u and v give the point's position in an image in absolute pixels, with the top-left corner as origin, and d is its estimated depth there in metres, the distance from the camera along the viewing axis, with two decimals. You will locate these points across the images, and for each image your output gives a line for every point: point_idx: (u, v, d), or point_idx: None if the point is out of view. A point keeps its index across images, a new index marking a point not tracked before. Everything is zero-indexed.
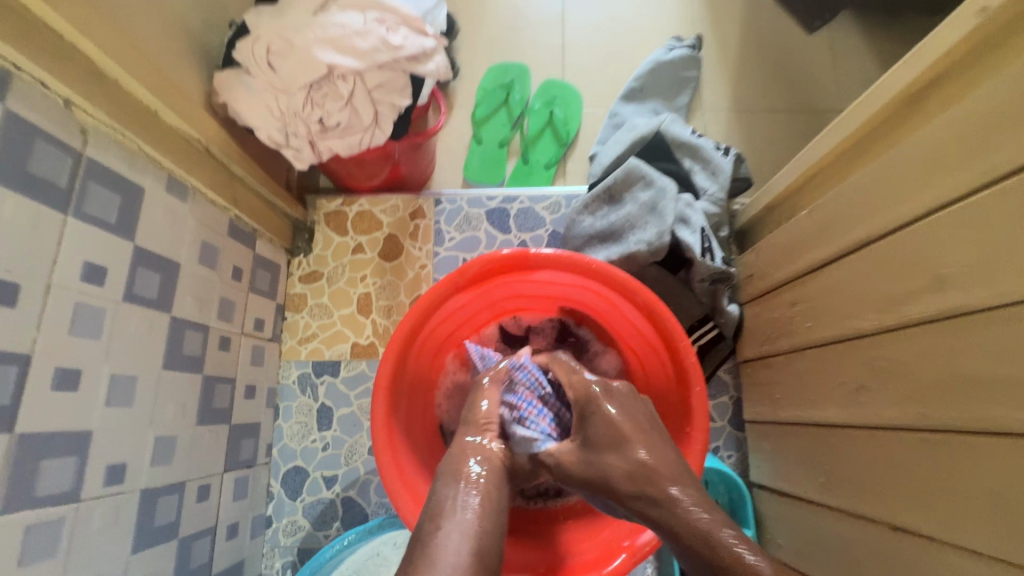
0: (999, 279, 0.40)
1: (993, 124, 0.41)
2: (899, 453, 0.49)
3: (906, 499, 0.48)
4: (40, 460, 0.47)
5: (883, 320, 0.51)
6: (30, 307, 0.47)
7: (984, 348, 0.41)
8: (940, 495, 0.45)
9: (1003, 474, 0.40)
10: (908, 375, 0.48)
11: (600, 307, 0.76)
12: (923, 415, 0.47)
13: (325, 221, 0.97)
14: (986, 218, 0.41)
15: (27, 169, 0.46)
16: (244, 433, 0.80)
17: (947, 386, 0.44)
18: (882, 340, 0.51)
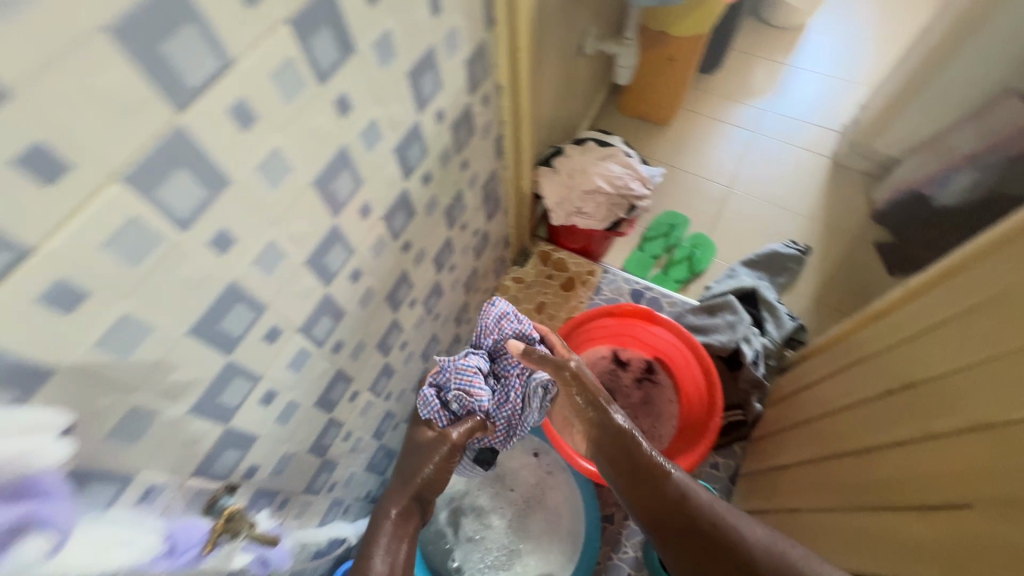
0: (851, 394, 0.92)
1: (871, 334, 0.96)
2: (801, 474, 0.98)
3: (796, 494, 0.96)
4: (437, 290, 1.11)
5: (817, 412, 1.02)
6: (465, 234, 1.13)
7: (838, 421, 0.92)
8: (806, 490, 0.93)
9: (826, 474, 0.89)
10: (815, 436, 0.98)
11: (678, 363, 1.30)
12: (814, 453, 0.96)
13: (539, 253, 1.63)
14: (857, 371, 0.94)
15: (490, 184, 1.15)
16: (458, 339, 1.42)
17: (824, 440, 0.95)
18: (813, 421, 1.02)
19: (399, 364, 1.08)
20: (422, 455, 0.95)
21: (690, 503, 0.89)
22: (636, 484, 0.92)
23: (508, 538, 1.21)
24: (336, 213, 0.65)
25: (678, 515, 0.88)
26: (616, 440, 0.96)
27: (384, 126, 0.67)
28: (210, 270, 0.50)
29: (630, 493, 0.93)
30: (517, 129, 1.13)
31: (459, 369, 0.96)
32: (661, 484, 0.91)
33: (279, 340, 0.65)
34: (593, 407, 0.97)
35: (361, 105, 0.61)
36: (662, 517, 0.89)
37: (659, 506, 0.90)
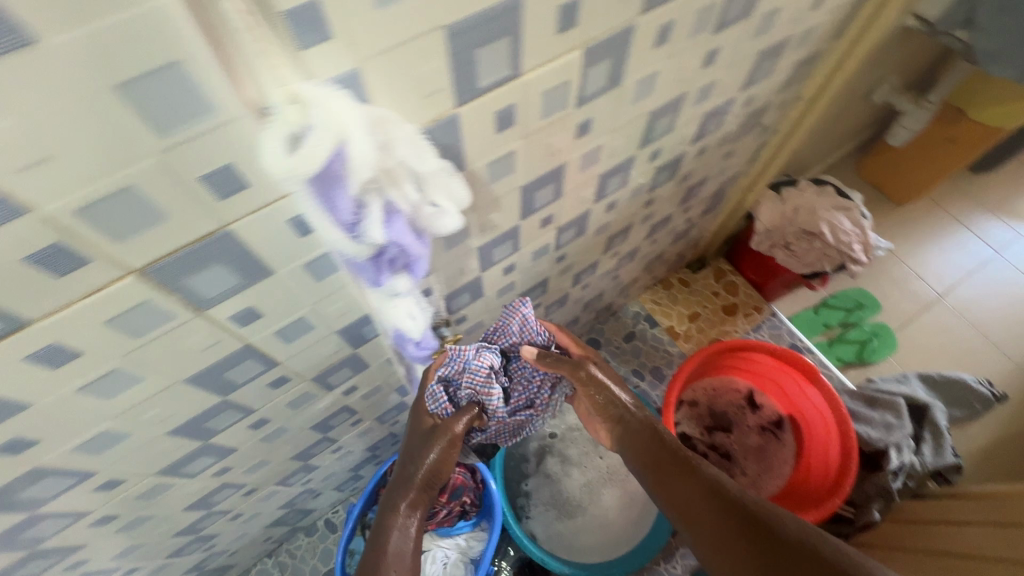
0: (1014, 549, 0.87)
1: None
2: None
3: None
4: (632, 254, 1.17)
5: (959, 549, 0.98)
6: (682, 217, 1.16)
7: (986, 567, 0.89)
8: None
9: None
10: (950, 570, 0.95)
11: (815, 434, 1.25)
12: None
13: (714, 268, 1.62)
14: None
15: (727, 183, 1.16)
16: (610, 306, 1.47)
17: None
18: (951, 556, 0.97)
19: (570, 300, 1.16)
20: (423, 446, 0.75)
21: (725, 491, 0.77)
22: (665, 478, 0.81)
23: (579, 491, 1.29)
24: (641, 146, 0.72)
25: (713, 504, 0.76)
26: (641, 430, 0.86)
27: (716, 92, 0.73)
28: (566, 144, 0.59)
29: (659, 486, 0.82)
30: (781, 144, 1.13)
31: (471, 363, 0.74)
32: (695, 475, 0.79)
33: (546, 226, 0.74)
34: (609, 400, 0.88)
35: (720, 66, 0.67)
36: (696, 506, 0.77)
37: (693, 498, 0.78)
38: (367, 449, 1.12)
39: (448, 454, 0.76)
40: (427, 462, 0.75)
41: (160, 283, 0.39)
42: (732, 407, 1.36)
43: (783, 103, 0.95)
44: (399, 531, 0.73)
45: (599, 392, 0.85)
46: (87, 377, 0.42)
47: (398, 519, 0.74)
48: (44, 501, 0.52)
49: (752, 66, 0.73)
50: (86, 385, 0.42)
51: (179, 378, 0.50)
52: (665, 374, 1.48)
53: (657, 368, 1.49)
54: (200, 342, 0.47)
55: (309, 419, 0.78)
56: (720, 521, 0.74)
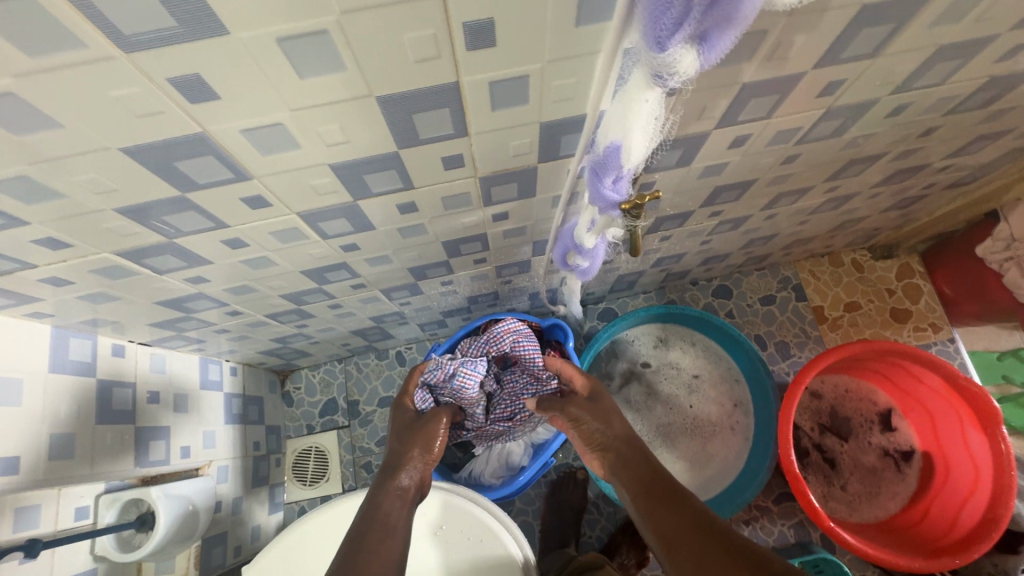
0: None
1: None
2: None
3: None
4: (843, 200, 0.95)
5: None
6: (930, 176, 0.91)
7: None
8: None
9: None
10: None
11: (955, 483, 1.03)
12: None
13: (901, 264, 1.34)
14: None
15: (1012, 154, 0.88)
16: (763, 259, 1.27)
17: None
18: None
19: (743, 227, 0.98)
20: (415, 435, 0.80)
21: (717, 526, 0.59)
22: (651, 508, 0.64)
23: (655, 429, 1.19)
24: (1018, 25, 0.50)
25: (698, 537, 0.58)
26: (629, 460, 0.72)
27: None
28: None
29: (640, 515, 0.65)
30: None
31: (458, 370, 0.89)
32: (680, 500, 0.63)
33: (821, 97, 0.56)
34: (592, 429, 0.77)
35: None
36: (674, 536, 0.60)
37: (678, 528, 0.60)
38: (469, 298, 1.06)
39: (435, 440, 0.79)
40: (418, 445, 0.78)
41: None
42: (858, 419, 1.18)
43: None
44: (396, 501, 0.71)
45: (583, 415, 0.78)
46: (297, 26, 0.33)
47: (394, 489, 0.73)
48: (196, 185, 0.47)
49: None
50: (292, 37, 0.33)
51: (377, 91, 0.40)
52: (791, 353, 1.29)
53: (784, 344, 1.30)
54: (417, 47, 0.36)
55: (447, 231, 0.70)
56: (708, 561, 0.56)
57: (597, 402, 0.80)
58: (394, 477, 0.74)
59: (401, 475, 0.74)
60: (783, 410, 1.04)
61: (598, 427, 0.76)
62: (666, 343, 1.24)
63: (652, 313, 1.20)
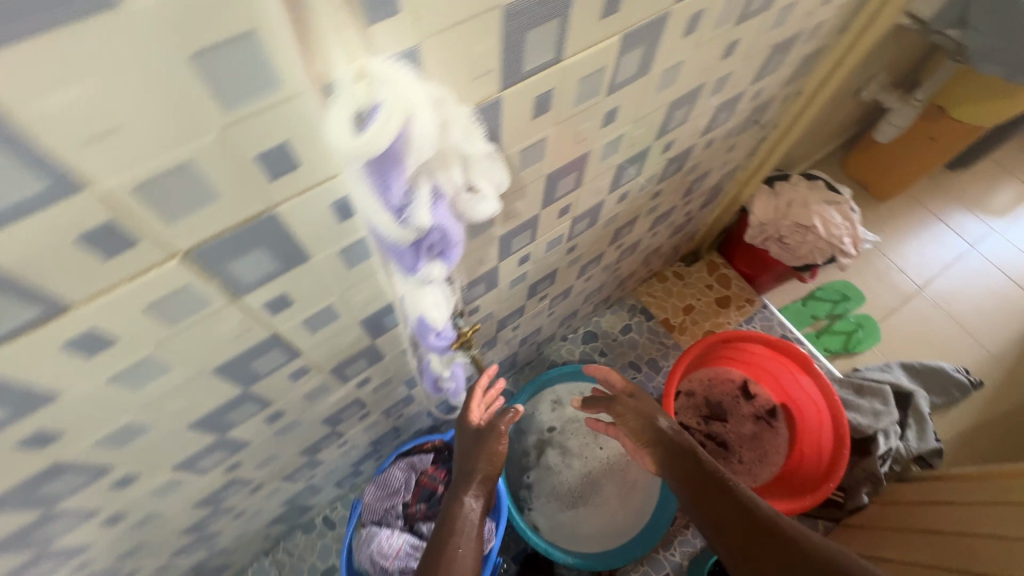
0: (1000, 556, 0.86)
1: None
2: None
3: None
4: (634, 247, 1.18)
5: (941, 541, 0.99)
6: (682, 209, 1.18)
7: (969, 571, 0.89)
8: None
9: None
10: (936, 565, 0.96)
11: (809, 420, 1.27)
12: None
13: (707, 261, 1.64)
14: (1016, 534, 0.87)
15: (725, 177, 1.18)
16: (607, 301, 1.49)
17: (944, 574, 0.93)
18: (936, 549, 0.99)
19: (573, 292, 1.16)
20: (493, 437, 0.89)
21: (760, 520, 0.80)
22: (704, 496, 0.85)
23: (581, 483, 1.29)
24: (658, 138, 0.73)
25: (746, 524, 0.80)
26: (678, 454, 0.91)
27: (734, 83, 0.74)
28: (591, 131, 0.59)
29: (687, 495, 0.87)
30: (778, 138, 1.15)
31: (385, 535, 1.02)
32: (730, 492, 0.84)
33: (562, 216, 0.74)
34: (646, 427, 0.96)
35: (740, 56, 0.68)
36: (715, 513, 0.84)
37: (728, 516, 0.82)
38: (371, 442, 1.10)
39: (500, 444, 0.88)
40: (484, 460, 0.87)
41: (202, 268, 0.37)
42: (727, 398, 1.39)
43: (785, 98, 0.97)
44: (465, 529, 0.83)
45: (628, 416, 0.97)
46: (120, 367, 0.40)
47: (464, 510, 0.85)
48: (59, 499, 0.50)
49: (768, 59, 0.74)
50: (117, 375, 0.41)
51: (207, 368, 0.48)
52: (661, 365, 1.51)
53: (652, 360, 1.51)
54: (229, 331, 0.46)
55: (322, 411, 0.77)
56: (764, 557, 0.76)
57: (640, 403, 1.00)
58: (468, 500, 0.85)
59: (471, 498, 0.85)
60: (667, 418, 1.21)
61: (643, 429, 0.96)
62: (569, 401, 1.35)
63: (539, 384, 1.33)
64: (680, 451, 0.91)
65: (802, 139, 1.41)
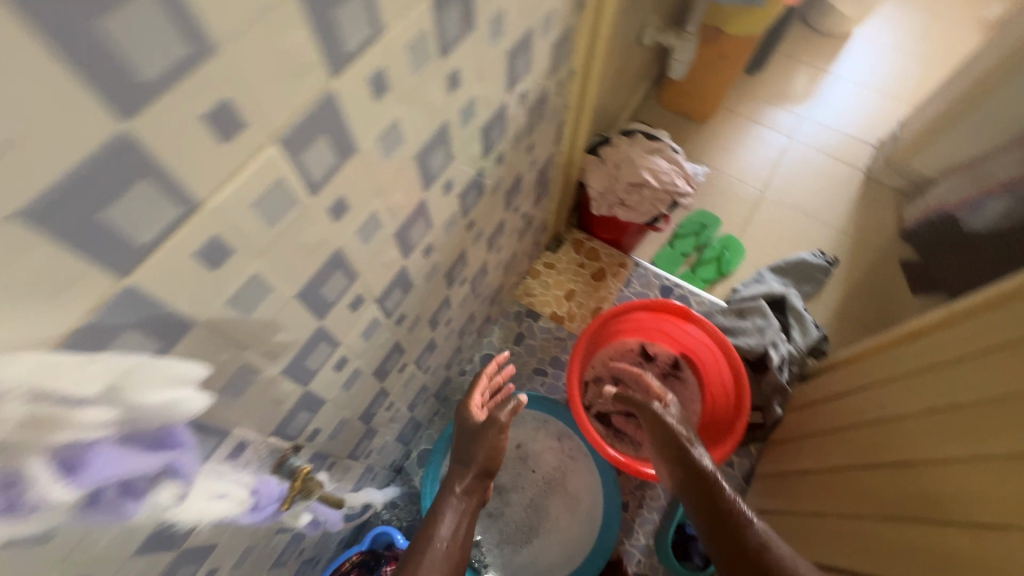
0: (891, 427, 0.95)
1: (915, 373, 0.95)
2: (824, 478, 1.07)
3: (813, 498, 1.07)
4: (482, 271, 1.12)
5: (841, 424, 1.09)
6: (514, 216, 1.13)
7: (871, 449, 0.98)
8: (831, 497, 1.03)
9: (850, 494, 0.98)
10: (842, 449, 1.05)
11: (707, 361, 1.32)
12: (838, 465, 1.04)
13: (572, 241, 1.63)
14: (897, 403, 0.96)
15: (543, 170, 1.15)
16: (489, 320, 1.44)
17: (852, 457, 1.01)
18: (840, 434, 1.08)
19: (441, 340, 1.09)
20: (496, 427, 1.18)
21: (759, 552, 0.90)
22: (718, 521, 0.96)
23: (527, 515, 1.24)
24: (427, 188, 0.66)
25: (746, 551, 0.91)
26: (703, 481, 1.02)
27: (483, 105, 0.68)
28: (325, 233, 0.50)
29: (703, 520, 0.99)
30: (577, 116, 1.13)
31: None
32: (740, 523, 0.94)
33: (360, 308, 0.65)
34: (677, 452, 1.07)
35: (469, 82, 0.62)
36: (724, 545, 0.94)
37: (730, 544, 0.93)
38: None
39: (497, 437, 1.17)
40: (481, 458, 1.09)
41: None
42: (633, 368, 1.40)
43: (560, 82, 0.93)
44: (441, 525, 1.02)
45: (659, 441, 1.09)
46: None
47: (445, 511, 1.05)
48: None
49: (506, 68, 0.69)
50: None
51: None
52: (564, 360, 1.48)
53: (554, 358, 1.49)
54: None
55: None
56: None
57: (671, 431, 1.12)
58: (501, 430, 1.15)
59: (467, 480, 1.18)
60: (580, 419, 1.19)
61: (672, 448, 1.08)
62: None
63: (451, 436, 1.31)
64: (705, 484, 1.01)
65: (607, 100, 1.41)
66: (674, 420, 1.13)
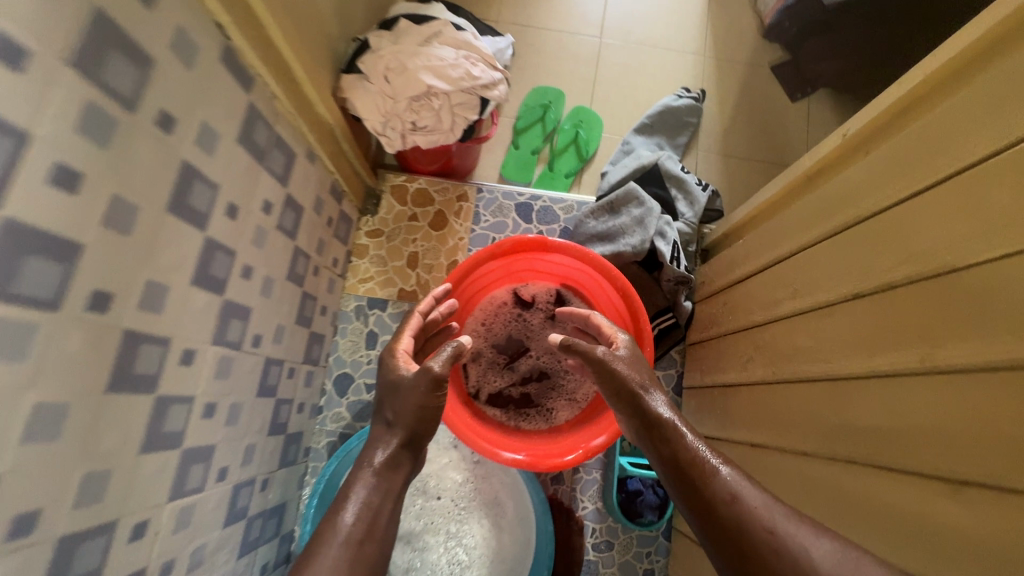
0: (819, 289, 0.73)
1: (833, 208, 0.74)
2: (754, 394, 0.86)
3: (749, 420, 0.86)
4: (230, 318, 0.75)
5: (761, 313, 0.86)
6: (240, 222, 0.74)
7: (806, 327, 0.75)
8: (766, 414, 0.82)
9: (789, 400, 0.77)
10: (766, 343, 0.83)
11: (591, 287, 1.05)
12: (769, 370, 0.82)
13: (390, 191, 1.25)
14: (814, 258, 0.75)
15: (252, 137, 0.74)
16: (316, 339, 1.09)
17: (784, 352, 0.79)
18: (766, 328, 0.84)
19: (217, 434, 0.75)
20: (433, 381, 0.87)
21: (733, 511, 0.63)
22: (682, 477, 0.69)
23: (449, 550, 1.00)
24: None
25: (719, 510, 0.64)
26: (659, 431, 0.74)
27: None
28: None
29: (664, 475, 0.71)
30: (260, 37, 0.70)
31: None
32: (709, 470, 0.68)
33: None
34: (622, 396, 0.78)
35: None
36: (693, 512, 0.66)
37: (696, 502, 0.66)
38: None
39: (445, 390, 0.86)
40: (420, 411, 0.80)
41: None
42: (513, 323, 1.12)
43: None
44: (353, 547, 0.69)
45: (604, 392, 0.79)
46: None
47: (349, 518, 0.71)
48: None
49: None
50: None
51: None
52: None
53: None
54: None
55: None
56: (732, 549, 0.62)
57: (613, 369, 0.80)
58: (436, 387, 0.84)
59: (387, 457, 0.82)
60: (458, 422, 0.92)
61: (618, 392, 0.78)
62: None
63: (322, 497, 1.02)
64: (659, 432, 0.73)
65: None
66: (622, 358, 0.81)
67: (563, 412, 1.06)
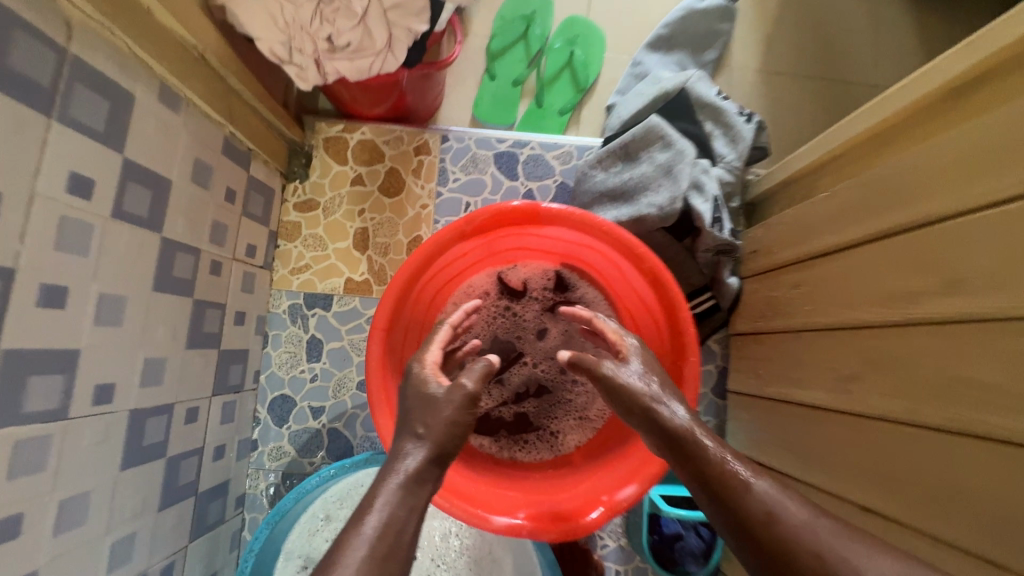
0: (988, 297, 0.44)
1: (979, 159, 0.46)
2: (863, 435, 0.57)
3: (854, 472, 0.58)
4: (26, 377, 0.46)
5: (869, 317, 0.57)
6: (8, 219, 0.43)
7: (966, 351, 0.46)
8: (883, 468, 0.55)
9: (944, 467, 0.48)
10: (894, 364, 0.54)
11: (605, 269, 0.74)
12: (901, 408, 0.53)
13: (324, 146, 0.92)
14: (954, 237, 0.48)
15: (6, 65, 0.41)
16: (232, 359, 0.80)
17: (932, 387, 0.50)
18: (883, 333, 0.55)
19: (37, 555, 0.48)
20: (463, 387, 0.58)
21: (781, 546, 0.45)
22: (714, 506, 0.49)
23: None
24: None
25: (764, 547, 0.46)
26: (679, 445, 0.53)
27: None
28: None
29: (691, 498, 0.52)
30: None
31: None
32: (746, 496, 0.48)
33: None
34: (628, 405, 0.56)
35: None
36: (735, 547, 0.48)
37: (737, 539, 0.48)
38: None
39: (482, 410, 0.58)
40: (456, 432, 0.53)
41: None
42: (499, 320, 0.83)
43: None
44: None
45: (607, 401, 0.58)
46: None
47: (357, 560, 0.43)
48: None
49: None
50: None
51: None
52: None
53: None
54: None
55: None
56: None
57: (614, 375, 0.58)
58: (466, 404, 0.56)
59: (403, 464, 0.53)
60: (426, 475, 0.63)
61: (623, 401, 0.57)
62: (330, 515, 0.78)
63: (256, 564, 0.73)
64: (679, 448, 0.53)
65: None
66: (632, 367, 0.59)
67: (572, 436, 0.79)
